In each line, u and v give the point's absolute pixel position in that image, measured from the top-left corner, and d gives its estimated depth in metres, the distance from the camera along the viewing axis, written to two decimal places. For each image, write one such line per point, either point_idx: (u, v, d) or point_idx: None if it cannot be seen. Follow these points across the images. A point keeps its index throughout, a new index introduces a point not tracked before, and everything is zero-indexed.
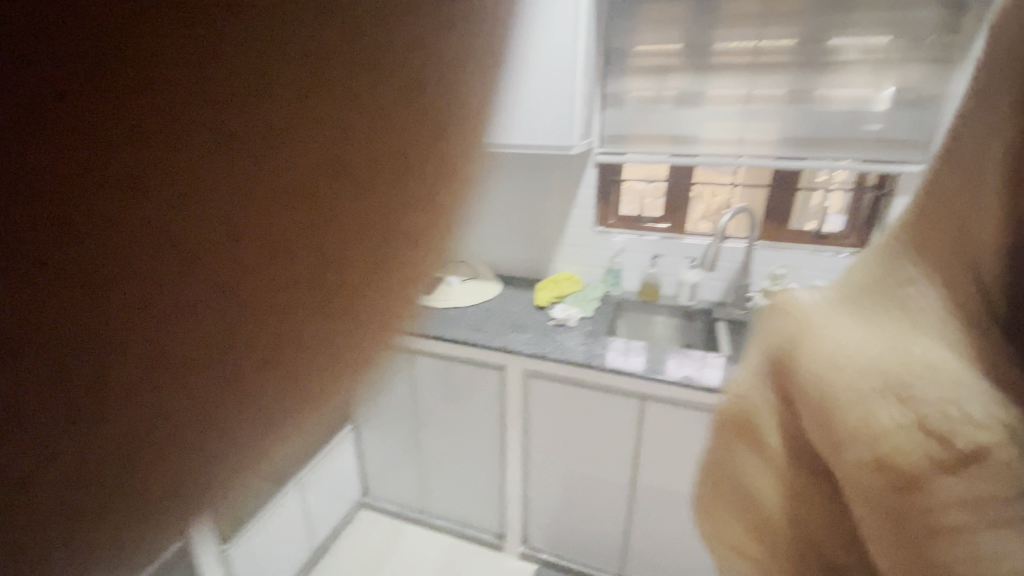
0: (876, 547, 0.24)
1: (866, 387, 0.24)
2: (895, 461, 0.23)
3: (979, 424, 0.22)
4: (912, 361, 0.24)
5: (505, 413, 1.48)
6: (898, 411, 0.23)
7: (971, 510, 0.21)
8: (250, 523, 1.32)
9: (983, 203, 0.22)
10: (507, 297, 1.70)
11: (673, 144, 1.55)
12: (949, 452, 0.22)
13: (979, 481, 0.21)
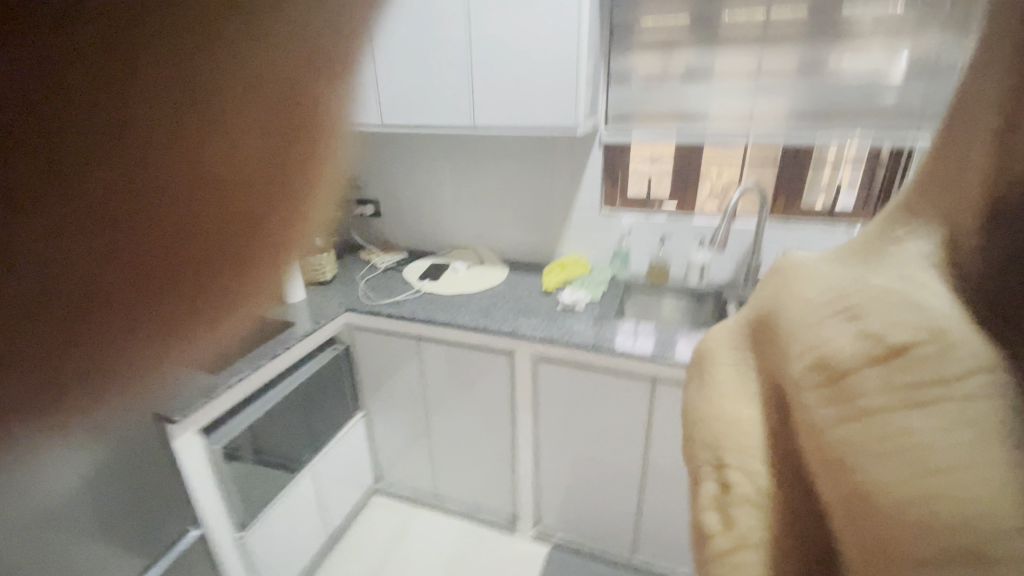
0: (827, 497, 0.20)
1: (822, 304, 0.23)
2: (834, 365, 0.21)
3: (925, 327, 0.19)
4: (870, 277, 0.22)
5: (515, 398, 1.49)
6: (841, 323, 0.21)
7: (892, 412, 0.18)
8: (266, 510, 1.37)
9: (973, 119, 0.20)
10: (513, 283, 1.70)
11: (681, 121, 1.51)
12: (878, 354, 0.19)
13: (904, 385, 0.18)
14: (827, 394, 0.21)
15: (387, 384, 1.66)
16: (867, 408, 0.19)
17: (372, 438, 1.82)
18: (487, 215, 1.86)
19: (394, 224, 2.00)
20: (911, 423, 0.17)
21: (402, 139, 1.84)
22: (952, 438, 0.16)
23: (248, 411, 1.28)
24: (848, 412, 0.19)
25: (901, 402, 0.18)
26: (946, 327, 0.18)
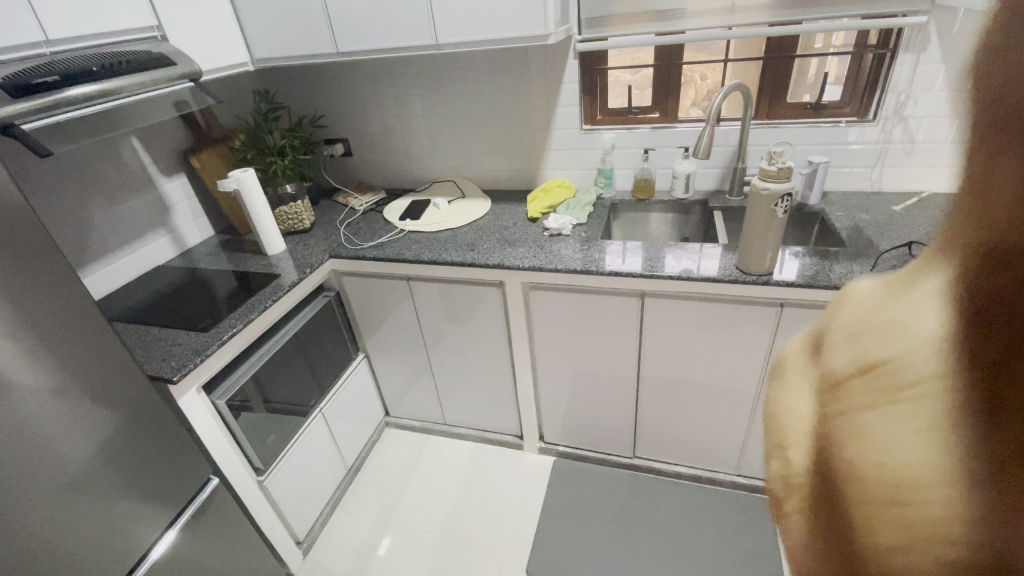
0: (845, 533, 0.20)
1: (843, 316, 0.20)
2: (827, 378, 0.20)
3: (902, 344, 0.17)
4: (887, 296, 0.19)
5: (510, 326, 1.51)
6: (849, 339, 0.19)
7: (864, 428, 0.17)
8: (284, 451, 1.44)
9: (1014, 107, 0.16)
10: (497, 212, 1.67)
11: (658, 22, 1.40)
12: (859, 366, 0.18)
13: (875, 403, 0.17)
14: (820, 404, 0.20)
15: (383, 325, 1.68)
16: (843, 422, 0.18)
17: (376, 377, 1.88)
18: (463, 144, 1.78)
19: (368, 163, 1.92)
20: (875, 434, 0.17)
21: (363, 68, 1.72)
22: (906, 452, 0.16)
23: (248, 365, 1.30)
24: (834, 429, 0.19)
25: (877, 417, 0.17)
26: (925, 347, 0.16)
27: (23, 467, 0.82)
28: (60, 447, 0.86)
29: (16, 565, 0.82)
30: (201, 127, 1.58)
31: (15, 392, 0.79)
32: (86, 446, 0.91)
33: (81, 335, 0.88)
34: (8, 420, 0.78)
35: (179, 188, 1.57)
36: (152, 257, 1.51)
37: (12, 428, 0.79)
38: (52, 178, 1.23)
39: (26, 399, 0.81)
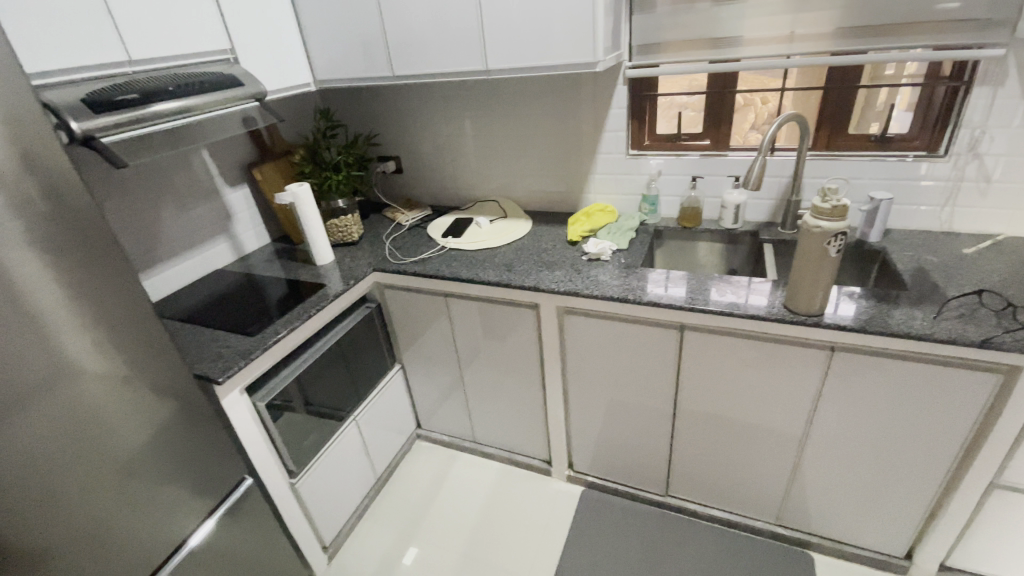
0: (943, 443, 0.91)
1: None
2: None
3: None
4: None
5: (543, 350, 1.50)
6: None
7: None
8: (317, 457, 1.48)
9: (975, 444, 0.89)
10: (537, 234, 1.67)
11: (712, 50, 1.37)
12: None
13: None
14: None
15: (419, 339, 1.71)
16: None
17: (410, 390, 1.90)
18: (509, 165, 1.81)
19: (417, 180, 1.98)
20: None
21: (417, 90, 1.78)
22: None
23: (290, 369, 1.36)
24: None
25: None
26: None
27: (85, 451, 0.88)
28: (111, 436, 0.92)
29: (65, 543, 0.87)
30: (266, 142, 1.68)
31: (78, 377, 0.85)
32: (134, 438, 0.96)
33: (140, 334, 0.94)
34: (70, 403, 0.85)
35: (241, 198, 1.67)
36: (212, 261, 1.61)
37: (75, 411, 0.86)
38: (129, 186, 1.35)
39: (88, 385, 0.87)
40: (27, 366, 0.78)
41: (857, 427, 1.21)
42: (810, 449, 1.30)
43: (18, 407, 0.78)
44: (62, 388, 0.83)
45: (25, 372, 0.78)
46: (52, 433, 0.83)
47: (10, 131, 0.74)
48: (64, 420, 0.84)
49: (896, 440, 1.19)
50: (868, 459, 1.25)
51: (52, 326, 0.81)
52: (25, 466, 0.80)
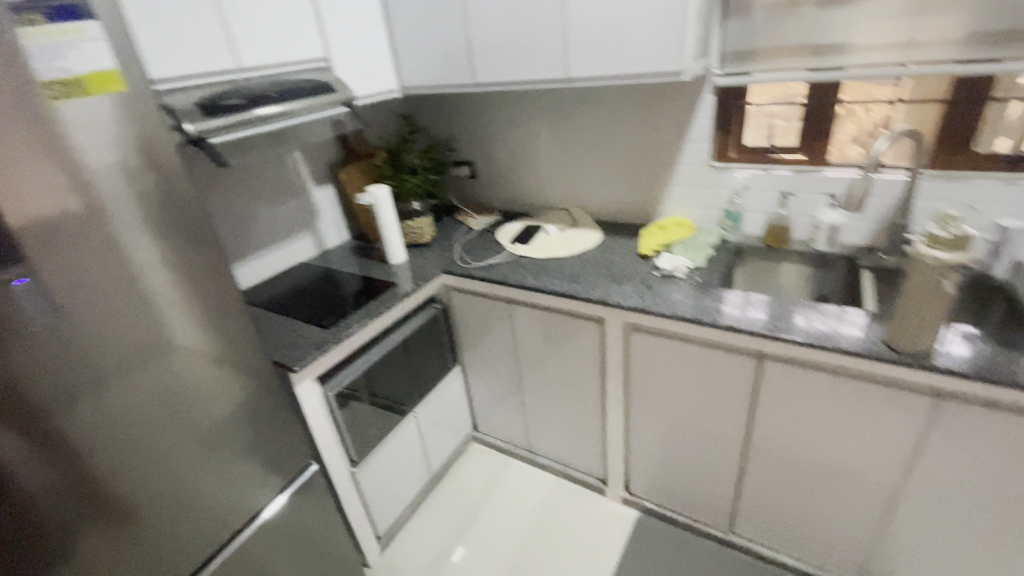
0: None
1: None
2: None
3: None
4: None
5: (606, 366, 1.45)
6: None
7: None
8: (377, 448, 1.53)
9: None
10: (607, 246, 1.62)
11: (814, 58, 1.27)
12: None
13: None
14: None
15: (482, 342, 1.72)
16: None
17: (468, 392, 1.93)
18: (581, 174, 1.78)
19: (490, 184, 2.00)
20: None
21: (496, 98, 1.80)
22: None
23: (358, 362, 1.41)
24: None
25: None
26: None
27: (172, 424, 0.96)
28: (198, 409, 1.00)
29: (153, 504, 0.95)
30: (352, 146, 1.77)
31: (176, 351, 0.94)
32: (217, 413, 1.03)
33: (225, 321, 1.01)
34: (165, 374, 0.93)
35: (326, 197, 1.77)
36: (296, 255, 1.72)
37: (167, 387, 0.93)
38: (228, 182, 1.47)
39: (183, 359, 0.95)
40: (136, 337, 0.87)
41: (966, 487, 1.06)
42: (905, 505, 1.16)
43: (126, 374, 0.87)
44: (160, 359, 0.91)
45: (127, 346, 0.86)
46: (151, 400, 0.91)
47: (133, 129, 0.82)
48: (159, 390, 0.92)
49: (1016, 509, 1.03)
50: (978, 526, 1.09)
51: (152, 307, 0.88)
52: (125, 429, 0.88)
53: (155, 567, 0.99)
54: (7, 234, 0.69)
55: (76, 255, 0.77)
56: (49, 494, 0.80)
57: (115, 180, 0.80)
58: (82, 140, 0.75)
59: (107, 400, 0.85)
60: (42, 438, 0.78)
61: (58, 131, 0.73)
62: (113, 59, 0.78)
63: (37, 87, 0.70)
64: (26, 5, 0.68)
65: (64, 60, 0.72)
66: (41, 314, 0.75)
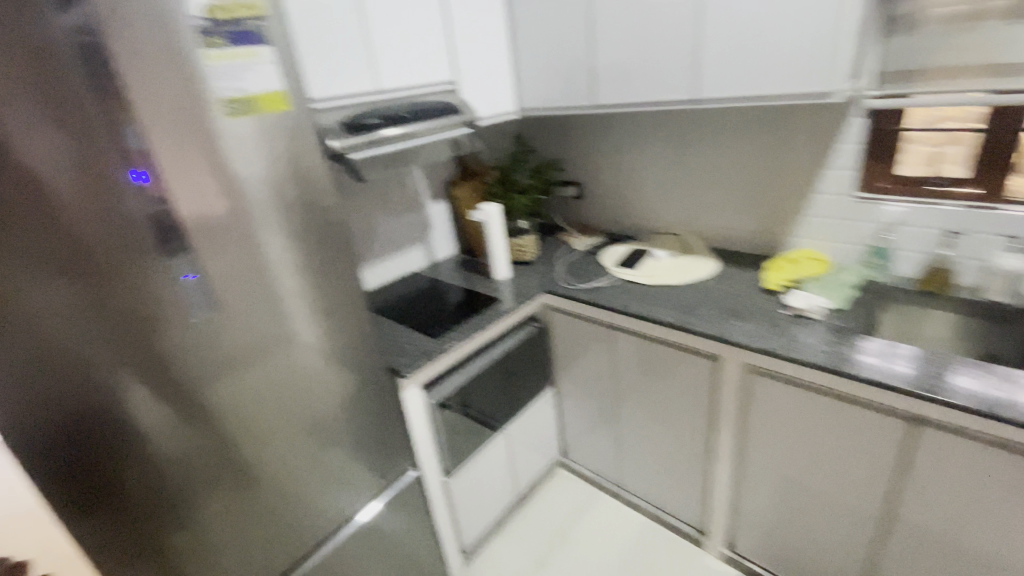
0: None
1: None
2: None
3: None
4: None
5: (717, 407, 1.34)
6: None
7: None
8: (468, 462, 1.53)
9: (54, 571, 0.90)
10: (723, 277, 1.52)
11: (998, 77, 1.09)
12: None
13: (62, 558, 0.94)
14: None
15: (578, 367, 1.68)
16: None
17: (559, 416, 1.88)
18: (697, 199, 1.69)
19: (596, 205, 1.97)
20: None
21: (610, 119, 1.78)
22: None
23: (458, 374, 1.43)
24: None
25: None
26: None
27: (289, 410, 1.02)
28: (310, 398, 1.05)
29: (267, 482, 1.03)
30: (470, 165, 1.81)
31: (297, 343, 1.00)
32: (326, 403, 1.09)
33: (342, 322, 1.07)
34: (286, 363, 0.99)
35: (439, 211, 1.85)
36: (409, 265, 1.81)
37: (289, 377, 1.00)
38: (355, 195, 1.58)
39: (300, 351, 1.01)
40: (265, 326, 0.94)
41: None
42: None
43: (258, 361, 0.94)
44: (283, 349, 0.98)
45: (258, 334, 0.93)
46: (275, 387, 0.98)
47: (289, 145, 0.90)
48: (280, 378, 0.99)
49: None
50: None
51: (283, 302, 0.96)
52: (250, 410, 0.96)
53: (265, 541, 1.06)
54: (178, 225, 0.79)
55: (231, 250, 0.86)
56: (180, 463, 0.88)
57: (267, 186, 0.88)
58: (246, 152, 0.84)
59: (236, 384, 0.92)
60: (186, 411, 0.86)
61: (228, 144, 0.82)
62: (282, 81, 0.87)
63: (216, 104, 0.80)
64: (213, 31, 0.78)
65: (242, 81, 0.82)
66: (197, 299, 0.83)
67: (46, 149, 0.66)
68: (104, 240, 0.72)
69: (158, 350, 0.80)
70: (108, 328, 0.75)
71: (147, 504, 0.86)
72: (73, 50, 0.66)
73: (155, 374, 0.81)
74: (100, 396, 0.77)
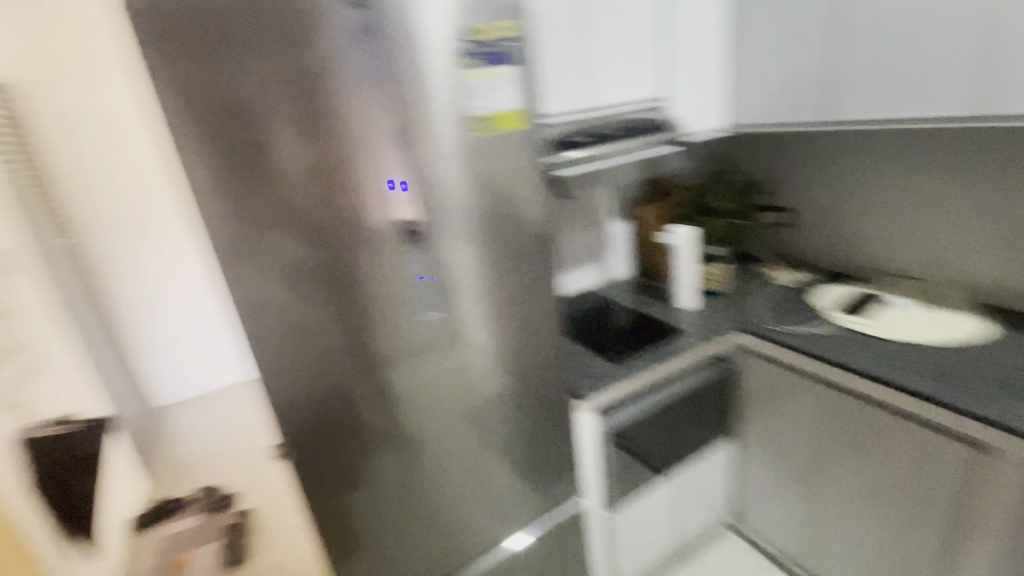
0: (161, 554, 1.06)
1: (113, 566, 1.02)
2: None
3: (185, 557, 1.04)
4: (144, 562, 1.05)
5: (976, 510, 1.05)
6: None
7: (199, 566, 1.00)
8: (630, 500, 1.36)
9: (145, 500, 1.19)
10: (991, 343, 1.19)
11: None
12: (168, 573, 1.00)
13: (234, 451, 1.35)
14: None
15: (769, 421, 1.42)
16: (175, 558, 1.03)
17: (733, 473, 1.62)
18: (948, 243, 1.37)
19: (802, 236, 1.72)
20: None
21: (834, 141, 1.54)
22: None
23: (633, 407, 1.26)
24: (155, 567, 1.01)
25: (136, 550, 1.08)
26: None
27: (458, 407, 1.03)
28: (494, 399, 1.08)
29: (432, 472, 1.06)
30: (661, 183, 1.73)
31: (471, 346, 1.00)
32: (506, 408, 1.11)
33: (519, 334, 1.06)
34: (460, 362, 1.00)
35: (620, 231, 1.79)
36: (586, 283, 1.78)
37: (463, 378, 1.01)
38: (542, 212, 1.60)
39: (473, 354, 1.01)
40: (445, 325, 0.95)
41: None
42: None
43: (461, 359, 1.00)
44: (460, 349, 0.99)
45: (442, 332, 0.95)
46: (471, 386, 1.03)
47: (508, 165, 0.92)
48: (453, 376, 1.00)
49: None
50: None
51: (465, 305, 0.96)
52: (427, 402, 0.99)
53: (428, 528, 1.10)
54: (413, 228, 0.86)
55: (459, 251, 0.92)
56: (367, 438, 0.95)
57: (496, 198, 0.93)
58: (474, 166, 0.88)
59: (442, 378, 0.99)
60: (387, 398, 0.94)
61: (461, 159, 0.86)
62: (519, 101, 0.90)
63: (464, 121, 0.85)
64: (474, 53, 0.83)
65: (488, 99, 0.86)
66: (425, 297, 0.91)
67: (306, 157, 0.75)
68: (364, 238, 0.82)
69: (385, 339, 0.90)
70: (356, 316, 0.86)
71: (348, 475, 0.97)
72: (340, 70, 0.74)
73: (370, 361, 0.90)
74: (340, 377, 0.88)
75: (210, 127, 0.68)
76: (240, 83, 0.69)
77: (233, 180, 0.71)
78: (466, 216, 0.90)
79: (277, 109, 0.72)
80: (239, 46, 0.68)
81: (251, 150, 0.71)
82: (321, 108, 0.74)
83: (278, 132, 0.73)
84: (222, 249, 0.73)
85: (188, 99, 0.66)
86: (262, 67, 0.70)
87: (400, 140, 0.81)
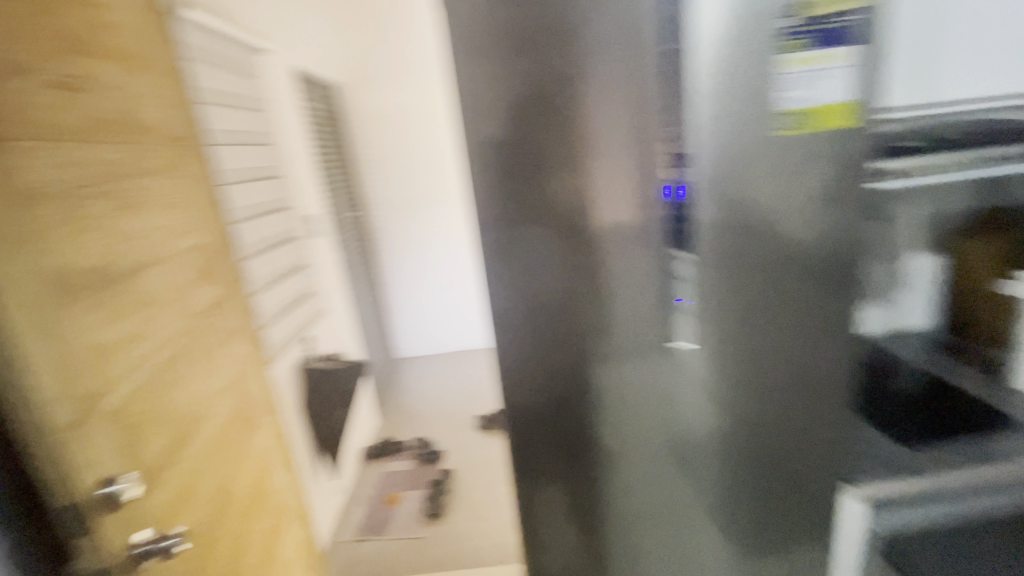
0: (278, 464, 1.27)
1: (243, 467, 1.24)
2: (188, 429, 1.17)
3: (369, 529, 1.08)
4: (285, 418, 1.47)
5: None
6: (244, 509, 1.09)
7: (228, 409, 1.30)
8: None
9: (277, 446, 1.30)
10: None
11: None
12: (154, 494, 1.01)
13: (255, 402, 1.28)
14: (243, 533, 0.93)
15: None
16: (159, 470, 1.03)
17: None
18: None
19: None
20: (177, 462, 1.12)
21: None
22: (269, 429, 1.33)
23: (942, 506, 0.61)
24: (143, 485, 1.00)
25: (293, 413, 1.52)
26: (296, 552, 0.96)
27: (714, 513, 0.62)
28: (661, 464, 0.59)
29: None
30: None
31: (715, 428, 0.56)
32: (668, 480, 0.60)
33: (834, 442, 0.57)
34: (691, 447, 0.58)
35: None
36: None
37: (756, 488, 0.59)
38: None
39: (701, 436, 0.57)
40: (702, 402, 0.55)
41: None
42: None
43: (694, 423, 0.57)
44: (688, 432, 0.57)
45: (689, 405, 0.56)
46: (714, 457, 0.58)
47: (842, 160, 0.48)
48: (685, 461, 0.59)
49: None
50: None
51: (725, 377, 0.54)
52: (646, 490, 0.61)
53: None
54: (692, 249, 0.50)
55: (727, 301, 0.51)
56: (585, 526, 0.63)
57: (781, 221, 0.50)
58: (792, 194, 0.49)
59: (680, 438, 0.58)
60: (588, 482, 0.60)
61: (770, 185, 0.48)
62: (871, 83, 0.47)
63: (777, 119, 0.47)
64: (818, 19, 0.45)
65: (827, 85, 0.46)
66: (693, 334, 0.52)
67: (582, 180, 0.50)
68: (605, 256, 0.51)
69: (597, 402, 0.57)
70: (596, 335, 0.54)
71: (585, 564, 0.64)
72: (608, 37, 0.45)
73: (575, 434, 0.58)
74: (552, 446, 0.59)
75: (506, 152, 0.49)
76: (520, 93, 0.47)
77: (506, 197, 0.50)
78: (750, 233, 0.50)
79: (546, 118, 0.48)
80: (516, 23, 0.46)
81: (529, 192, 0.50)
82: (608, 111, 0.47)
83: (556, 146, 0.49)
84: (514, 323, 0.54)
85: (469, 110, 0.48)
86: (542, 47, 0.46)
87: (673, 133, 0.47)
